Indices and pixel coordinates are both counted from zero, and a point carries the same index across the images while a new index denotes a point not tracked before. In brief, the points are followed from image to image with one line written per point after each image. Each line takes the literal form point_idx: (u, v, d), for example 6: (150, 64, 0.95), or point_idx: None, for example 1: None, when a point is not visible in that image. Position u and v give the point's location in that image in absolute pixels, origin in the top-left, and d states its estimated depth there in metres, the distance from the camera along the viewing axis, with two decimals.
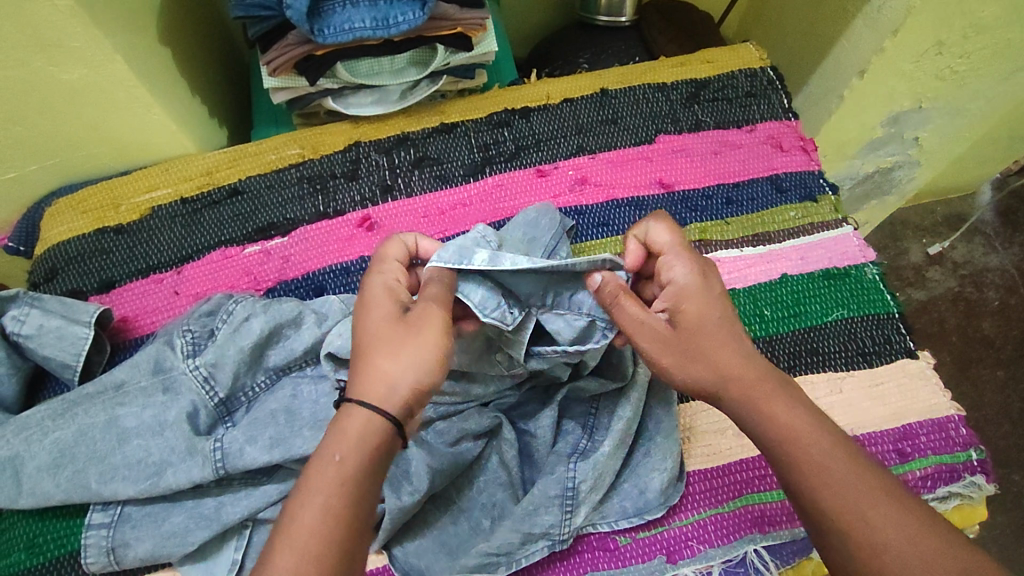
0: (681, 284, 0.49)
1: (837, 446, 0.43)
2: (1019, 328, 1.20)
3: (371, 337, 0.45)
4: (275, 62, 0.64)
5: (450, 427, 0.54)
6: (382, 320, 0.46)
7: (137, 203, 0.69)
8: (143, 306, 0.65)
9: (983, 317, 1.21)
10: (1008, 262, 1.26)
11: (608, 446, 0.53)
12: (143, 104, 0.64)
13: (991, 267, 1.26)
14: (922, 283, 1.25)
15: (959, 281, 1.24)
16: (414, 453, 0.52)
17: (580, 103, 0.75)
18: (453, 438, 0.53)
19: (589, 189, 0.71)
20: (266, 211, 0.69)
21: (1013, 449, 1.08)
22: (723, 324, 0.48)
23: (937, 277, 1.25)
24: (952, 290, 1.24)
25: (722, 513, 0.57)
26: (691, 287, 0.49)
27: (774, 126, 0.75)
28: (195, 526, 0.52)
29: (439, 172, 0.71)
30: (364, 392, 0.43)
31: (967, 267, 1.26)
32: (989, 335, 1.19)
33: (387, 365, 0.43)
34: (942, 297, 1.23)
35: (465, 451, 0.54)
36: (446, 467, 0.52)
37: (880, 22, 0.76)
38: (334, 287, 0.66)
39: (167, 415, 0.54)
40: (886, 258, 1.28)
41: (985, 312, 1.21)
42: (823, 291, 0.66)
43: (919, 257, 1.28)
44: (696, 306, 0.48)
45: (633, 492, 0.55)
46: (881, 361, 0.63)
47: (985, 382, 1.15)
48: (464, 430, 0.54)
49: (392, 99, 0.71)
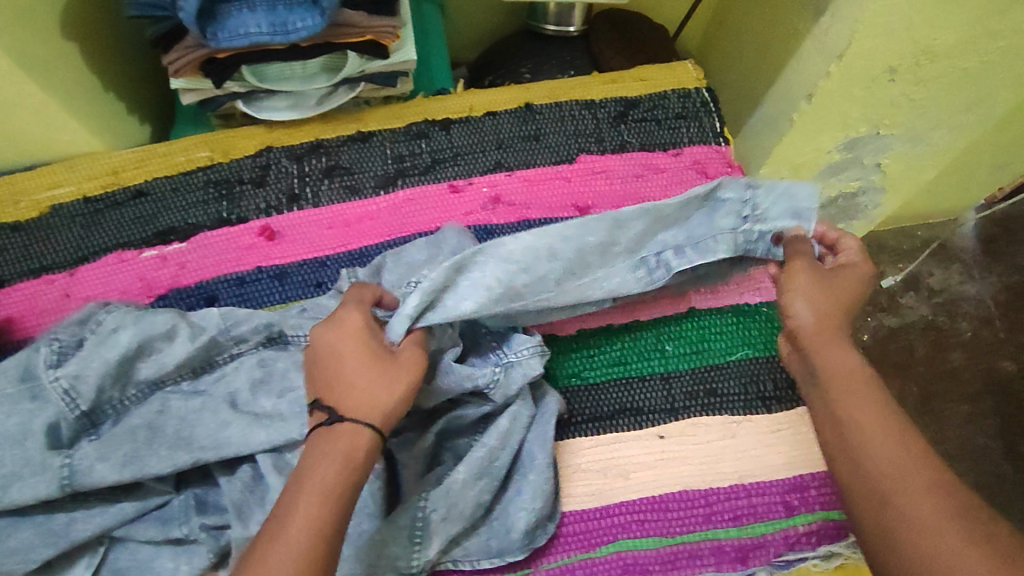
0: (847, 253, 0.57)
1: (891, 422, 0.46)
2: (987, 361, 1.17)
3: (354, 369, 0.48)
4: (177, 64, 0.62)
5: None
6: (371, 360, 0.49)
7: (38, 199, 0.68)
8: (30, 307, 0.64)
9: (954, 349, 1.18)
10: (986, 292, 1.24)
11: (464, 471, 0.52)
12: (38, 101, 0.62)
13: (968, 296, 1.24)
14: (896, 310, 1.21)
15: (933, 310, 1.22)
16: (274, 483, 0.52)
17: (503, 117, 0.73)
18: None
19: (502, 209, 0.68)
20: (168, 215, 0.68)
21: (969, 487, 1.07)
22: (851, 291, 0.55)
23: (911, 304, 1.22)
24: (924, 318, 1.21)
25: (593, 559, 0.55)
26: (851, 257, 0.57)
27: (701, 152, 0.72)
28: (40, 542, 0.51)
29: (350, 183, 0.69)
30: (353, 411, 0.46)
31: (943, 295, 1.23)
32: (958, 368, 1.17)
33: (377, 393, 0.47)
34: (913, 325, 1.20)
35: None
36: None
37: (827, 45, 0.76)
38: (226, 298, 0.64)
39: (30, 424, 0.52)
40: None
41: (955, 343, 1.19)
42: (732, 329, 0.64)
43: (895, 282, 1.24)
44: (849, 268, 0.56)
45: (500, 530, 0.53)
46: (780, 407, 0.61)
47: (949, 416, 1.12)
48: None
49: (309, 103, 0.70)
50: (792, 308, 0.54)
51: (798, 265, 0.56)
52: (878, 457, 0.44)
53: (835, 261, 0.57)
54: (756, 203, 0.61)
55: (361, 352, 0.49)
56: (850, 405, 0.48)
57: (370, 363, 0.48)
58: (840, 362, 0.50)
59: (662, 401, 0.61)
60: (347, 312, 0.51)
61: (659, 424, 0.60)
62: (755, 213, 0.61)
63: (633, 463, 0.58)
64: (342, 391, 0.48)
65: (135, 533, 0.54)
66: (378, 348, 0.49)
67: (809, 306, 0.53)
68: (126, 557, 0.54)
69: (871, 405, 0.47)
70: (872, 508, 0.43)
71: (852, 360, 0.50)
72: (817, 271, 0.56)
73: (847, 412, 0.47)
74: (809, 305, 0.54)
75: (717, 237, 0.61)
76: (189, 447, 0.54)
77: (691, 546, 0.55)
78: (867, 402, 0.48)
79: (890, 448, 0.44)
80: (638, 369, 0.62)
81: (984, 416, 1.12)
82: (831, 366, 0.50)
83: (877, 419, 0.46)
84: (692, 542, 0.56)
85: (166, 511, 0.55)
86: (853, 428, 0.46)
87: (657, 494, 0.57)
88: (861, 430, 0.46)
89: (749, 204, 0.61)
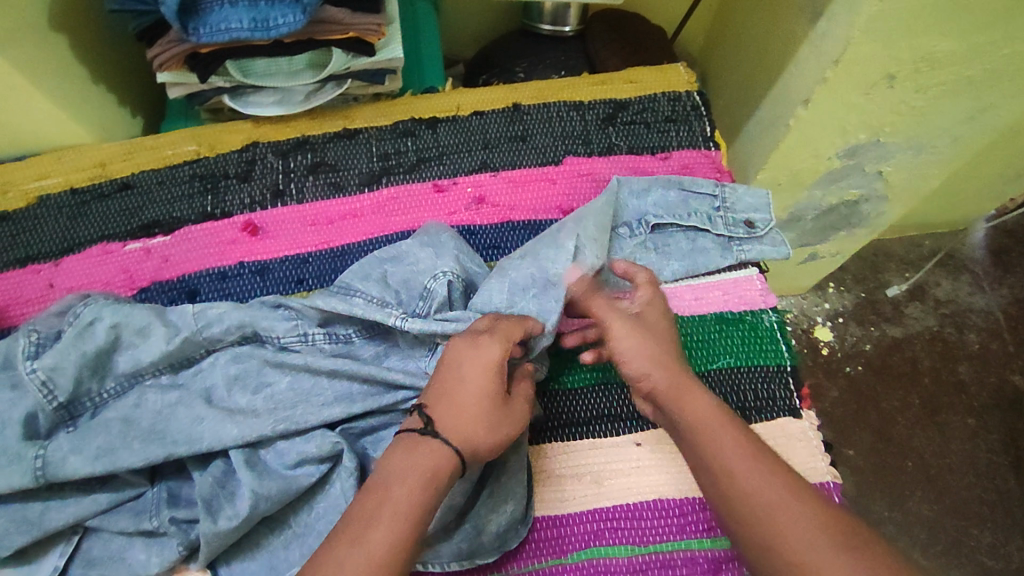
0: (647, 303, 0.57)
1: (756, 457, 0.47)
2: (995, 374, 1.15)
3: (468, 400, 0.49)
4: (160, 59, 0.62)
5: (293, 448, 0.53)
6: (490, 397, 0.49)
7: (26, 189, 0.68)
8: (16, 296, 0.64)
9: (960, 361, 1.16)
10: (995, 304, 1.21)
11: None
12: (25, 92, 0.62)
13: (976, 308, 1.21)
14: (899, 320, 1.19)
15: (939, 320, 1.19)
16: (244, 477, 0.52)
17: (491, 117, 0.72)
18: (293, 461, 0.53)
19: (486, 209, 0.68)
20: (153, 208, 0.68)
21: (974, 502, 1.04)
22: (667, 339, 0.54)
23: (916, 315, 1.20)
24: (930, 329, 1.19)
25: (564, 565, 0.54)
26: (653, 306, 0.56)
27: (690, 155, 0.70)
28: (16, 529, 0.51)
29: (334, 180, 0.69)
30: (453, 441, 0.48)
31: (950, 306, 1.21)
32: (964, 380, 1.14)
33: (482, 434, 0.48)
34: (919, 336, 1.18)
35: (303, 475, 0.53)
36: (274, 494, 0.51)
37: (823, 50, 0.74)
38: (207, 292, 0.64)
39: (9, 413, 0.52)
40: (864, 290, 1.22)
41: (962, 355, 1.16)
42: (713, 336, 0.62)
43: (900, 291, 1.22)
44: (656, 314, 0.56)
45: (471, 533, 0.52)
46: (760, 418, 0.59)
47: (953, 429, 1.10)
48: (304, 454, 0.53)
49: (296, 99, 0.70)
50: (630, 366, 0.54)
51: (615, 329, 0.55)
52: (771, 517, 0.44)
53: (643, 312, 0.56)
54: (725, 196, 0.66)
55: (474, 391, 0.49)
56: (725, 459, 0.47)
57: (490, 397, 0.49)
58: (695, 411, 0.50)
59: (638, 408, 0.59)
60: (492, 349, 0.51)
61: (634, 430, 0.59)
62: (726, 204, 0.66)
63: (607, 469, 0.57)
64: (448, 414, 0.49)
65: (110, 525, 0.53)
66: (501, 389, 0.50)
67: (643, 364, 0.53)
68: (99, 547, 0.53)
69: (740, 455, 0.47)
70: (755, 546, 0.44)
71: (706, 404, 0.50)
72: (636, 323, 0.55)
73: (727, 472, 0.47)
74: (638, 362, 0.53)
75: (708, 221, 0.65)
76: (162, 441, 0.53)
77: (665, 555, 0.54)
78: (740, 460, 0.47)
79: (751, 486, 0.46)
80: (615, 375, 0.60)
81: (990, 431, 1.10)
82: (694, 421, 0.50)
83: (738, 462, 0.47)
84: (665, 551, 0.55)
85: (138, 503, 0.54)
86: (747, 500, 0.45)
87: (631, 501, 0.56)
88: (744, 495, 0.46)
89: (719, 198, 0.66)
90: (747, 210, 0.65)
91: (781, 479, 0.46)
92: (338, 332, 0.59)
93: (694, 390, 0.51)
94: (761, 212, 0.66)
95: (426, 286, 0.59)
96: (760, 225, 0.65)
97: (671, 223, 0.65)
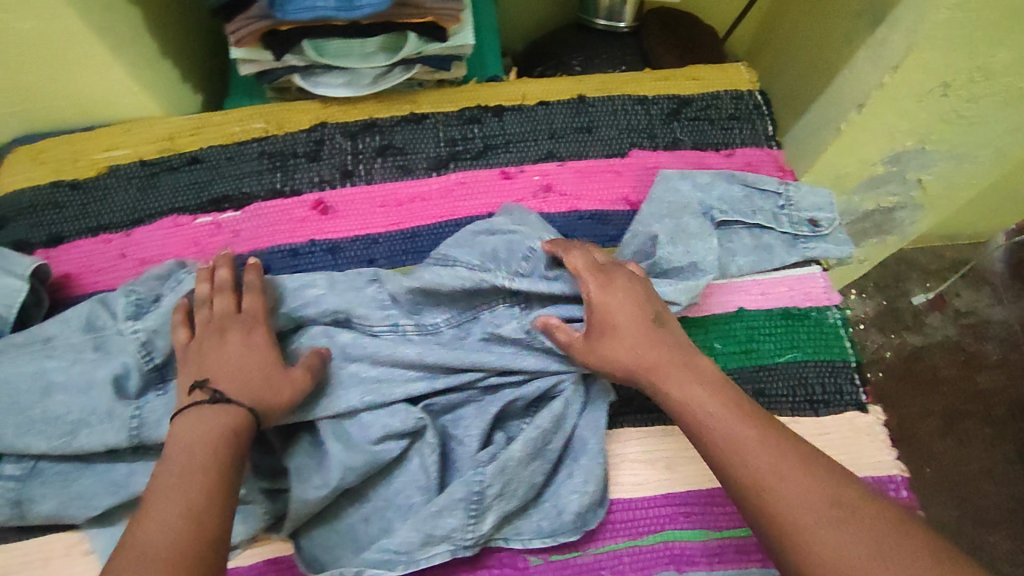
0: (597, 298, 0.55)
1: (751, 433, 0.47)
2: (1016, 385, 1.16)
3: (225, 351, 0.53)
4: (239, 34, 0.63)
5: (376, 421, 0.54)
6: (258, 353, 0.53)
7: (96, 160, 0.69)
8: (88, 264, 0.65)
9: (979, 370, 1.17)
10: (1013, 316, 1.23)
11: (519, 450, 0.53)
12: (103, 62, 0.63)
13: (994, 319, 1.23)
14: (920, 328, 1.21)
15: (958, 330, 1.21)
16: (334, 450, 0.53)
17: (557, 107, 0.73)
18: (376, 436, 0.54)
19: (553, 198, 0.69)
20: (222, 183, 0.68)
21: (992, 509, 1.06)
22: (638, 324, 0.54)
23: (936, 324, 1.22)
24: (950, 338, 1.20)
25: (640, 546, 0.55)
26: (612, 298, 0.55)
27: (753, 153, 0.71)
28: (103, 490, 0.52)
29: (402, 163, 0.70)
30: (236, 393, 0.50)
31: (969, 317, 1.23)
32: (984, 390, 1.15)
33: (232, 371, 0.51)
34: (939, 344, 1.20)
35: (386, 450, 0.53)
36: (360, 466, 0.53)
37: (882, 56, 0.75)
38: (279, 268, 0.65)
39: (96, 373, 0.54)
40: (886, 298, 1.24)
41: (982, 365, 1.18)
42: (781, 330, 0.64)
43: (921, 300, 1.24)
44: (614, 304, 0.54)
45: (551, 512, 0.54)
46: (829, 411, 0.61)
47: (974, 437, 1.11)
48: (387, 428, 0.54)
49: (364, 82, 0.70)
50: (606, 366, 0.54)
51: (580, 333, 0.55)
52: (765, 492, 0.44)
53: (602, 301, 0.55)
54: (791, 194, 0.67)
55: (260, 356, 0.53)
56: (719, 436, 0.48)
57: (249, 376, 0.51)
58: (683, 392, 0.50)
59: None
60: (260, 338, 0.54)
61: None
62: (788, 202, 0.67)
63: (677, 455, 0.59)
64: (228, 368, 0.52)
65: None
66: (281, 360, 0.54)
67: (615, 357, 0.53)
68: None
69: (739, 437, 0.47)
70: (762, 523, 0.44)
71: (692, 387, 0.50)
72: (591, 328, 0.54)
73: (721, 446, 0.47)
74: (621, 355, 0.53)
75: (777, 218, 0.66)
76: None
77: (736, 541, 0.55)
78: (735, 437, 0.47)
79: (744, 461, 0.45)
80: None
81: (1009, 438, 1.11)
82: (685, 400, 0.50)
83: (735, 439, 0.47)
84: (737, 536, 0.56)
85: None
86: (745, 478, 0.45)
87: (704, 487, 0.57)
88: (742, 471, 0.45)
89: (783, 196, 0.68)
90: (814, 211, 0.67)
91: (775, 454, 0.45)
92: (428, 323, 0.60)
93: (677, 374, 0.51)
94: (826, 211, 0.67)
95: (532, 248, 0.61)
96: (824, 225, 0.67)
97: (738, 221, 0.66)
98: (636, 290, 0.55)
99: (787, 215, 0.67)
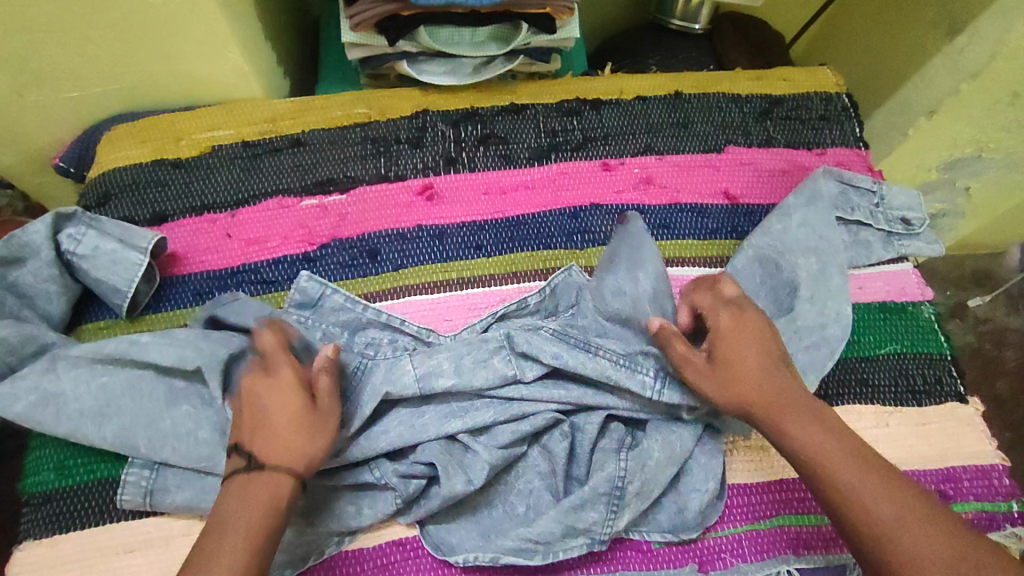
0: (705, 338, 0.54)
1: (840, 444, 0.49)
2: None
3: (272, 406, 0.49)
4: (359, 16, 0.63)
5: (508, 431, 0.54)
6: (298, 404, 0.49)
7: (199, 139, 0.68)
8: (194, 244, 0.64)
9: (998, 377, 1.19)
10: None
11: (659, 451, 0.55)
12: (222, 39, 0.63)
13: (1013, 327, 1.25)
14: None
15: (977, 337, 1.24)
16: (472, 448, 0.53)
17: (653, 103, 0.74)
18: (507, 440, 0.54)
19: (654, 190, 0.70)
20: (326, 166, 0.68)
21: None
22: (752, 361, 0.53)
23: (956, 330, 1.25)
24: (969, 344, 1.23)
25: (759, 530, 0.56)
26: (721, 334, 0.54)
27: (843, 153, 0.73)
28: None
29: (505, 152, 0.71)
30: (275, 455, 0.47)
31: (988, 324, 1.25)
32: (1002, 395, 1.17)
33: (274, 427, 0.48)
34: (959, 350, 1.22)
35: (518, 450, 0.54)
36: (499, 464, 0.53)
37: (960, 64, 0.78)
38: (388, 253, 0.65)
39: None
40: None
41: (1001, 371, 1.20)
42: (879, 323, 0.65)
43: (942, 308, 1.27)
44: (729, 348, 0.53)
45: (673, 507, 0.56)
46: (931, 401, 0.63)
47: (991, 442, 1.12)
48: (518, 431, 0.54)
49: (466, 71, 0.71)
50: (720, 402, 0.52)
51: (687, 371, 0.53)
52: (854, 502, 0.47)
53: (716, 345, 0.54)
54: (882, 193, 0.70)
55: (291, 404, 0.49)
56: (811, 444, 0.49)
57: (280, 433, 0.48)
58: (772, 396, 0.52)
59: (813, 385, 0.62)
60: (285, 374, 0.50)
61: None
62: (880, 201, 0.69)
63: None
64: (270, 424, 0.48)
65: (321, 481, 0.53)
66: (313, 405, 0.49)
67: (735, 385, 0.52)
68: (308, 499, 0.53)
69: (834, 452, 0.49)
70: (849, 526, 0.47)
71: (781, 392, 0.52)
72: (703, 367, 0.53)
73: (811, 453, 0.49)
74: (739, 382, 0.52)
75: (872, 216, 0.69)
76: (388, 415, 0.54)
77: None
78: (825, 448, 0.49)
79: (837, 472, 0.48)
80: None
81: None
82: (772, 402, 0.51)
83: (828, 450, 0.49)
84: None
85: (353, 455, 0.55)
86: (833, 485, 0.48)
87: None
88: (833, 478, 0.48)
89: (877, 195, 0.70)
90: (906, 210, 0.69)
91: (870, 474, 0.47)
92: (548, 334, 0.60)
93: (770, 380, 0.52)
94: (915, 211, 0.70)
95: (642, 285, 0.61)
96: (915, 224, 0.69)
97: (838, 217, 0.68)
98: (751, 330, 0.54)
99: (881, 213, 0.69)
